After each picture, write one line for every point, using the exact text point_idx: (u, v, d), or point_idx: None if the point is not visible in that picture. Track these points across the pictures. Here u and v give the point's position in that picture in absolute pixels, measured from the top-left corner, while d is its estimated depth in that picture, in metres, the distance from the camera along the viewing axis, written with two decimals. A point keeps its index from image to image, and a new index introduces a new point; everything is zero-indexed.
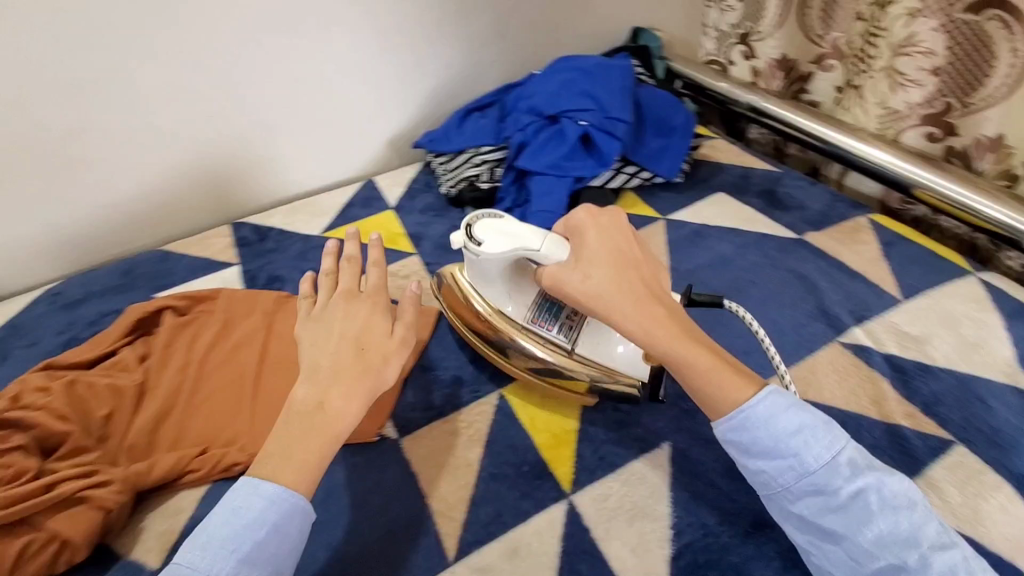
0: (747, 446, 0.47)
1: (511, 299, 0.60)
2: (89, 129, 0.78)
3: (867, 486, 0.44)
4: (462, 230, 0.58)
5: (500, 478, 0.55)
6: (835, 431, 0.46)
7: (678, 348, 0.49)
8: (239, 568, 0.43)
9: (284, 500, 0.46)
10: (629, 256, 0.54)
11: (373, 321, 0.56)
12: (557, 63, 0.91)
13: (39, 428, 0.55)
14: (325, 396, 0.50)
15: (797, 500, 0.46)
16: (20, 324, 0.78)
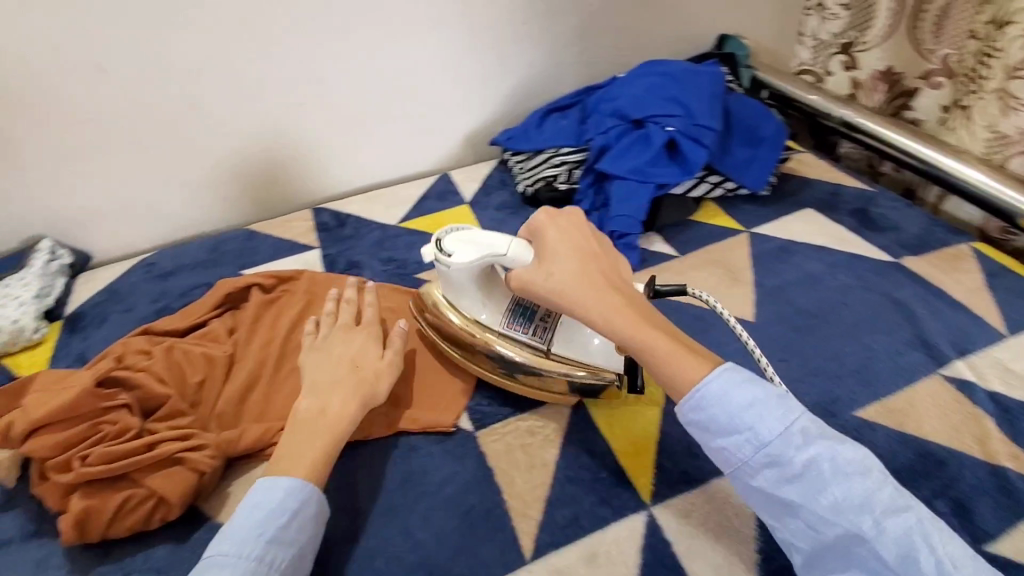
0: (707, 425, 0.47)
1: (485, 307, 0.59)
2: (195, 109, 0.83)
3: (820, 454, 0.44)
4: (433, 243, 0.58)
5: (577, 481, 0.54)
6: (788, 403, 0.46)
7: (642, 334, 0.49)
8: (267, 549, 0.46)
9: (301, 489, 0.49)
10: (588, 250, 0.54)
11: (364, 348, 0.60)
12: (642, 67, 0.89)
13: (141, 389, 0.58)
14: (325, 402, 0.55)
15: (756, 474, 0.46)
16: (117, 290, 0.82)
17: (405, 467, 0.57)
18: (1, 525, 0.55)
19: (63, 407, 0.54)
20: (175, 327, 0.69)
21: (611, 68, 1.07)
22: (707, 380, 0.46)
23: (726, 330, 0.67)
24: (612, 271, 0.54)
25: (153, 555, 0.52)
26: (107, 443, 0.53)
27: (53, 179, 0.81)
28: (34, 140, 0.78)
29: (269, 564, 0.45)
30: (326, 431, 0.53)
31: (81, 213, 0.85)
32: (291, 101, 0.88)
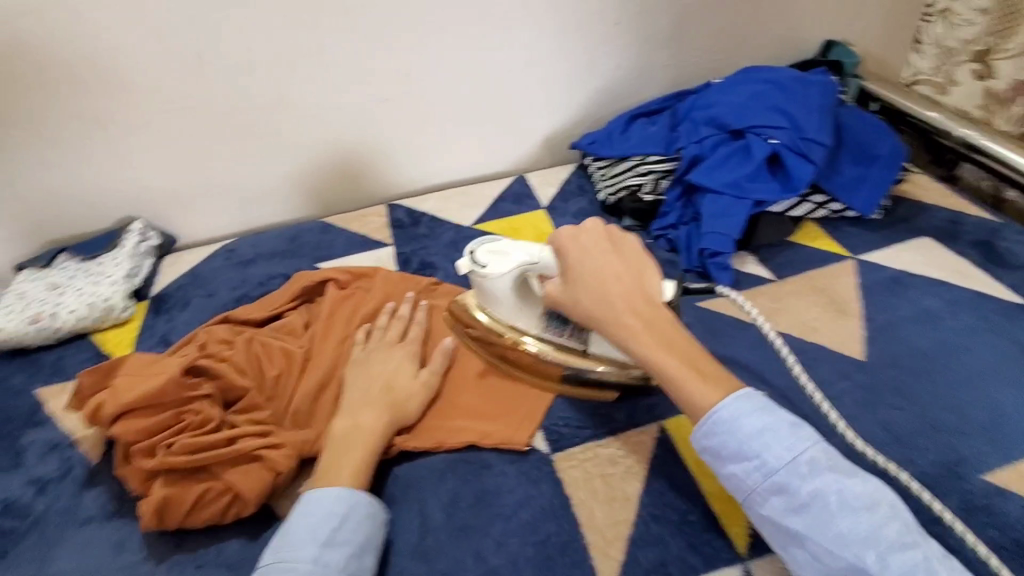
0: (717, 451, 0.45)
1: (522, 316, 0.59)
2: (283, 101, 0.84)
3: (827, 485, 0.42)
4: (467, 256, 0.59)
5: (662, 522, 0.50)
6: (802, 432, 0.44)
7: (654, 360, 0.48)
8: (321, 552, 0.44)
9: (349, 491, 0.48)
10: (608, 270, 0.51)
11: (401, 367, 0.60)
12: (741, 74, 0.84)
13: (223, 379, 0.58)
14: (357, 417, 0.54)
15: (763, 502, 0.43)
16: (199, 274, 0.84)
17: (478, 485, 0.54)
18: (86, 501, 0.57)
19: (150, 393, 0.54)
20: (253, 317, 0.69)
21: (703, 72, 1.01)
22: (714, 408, 0.45)
23: (831, 367, 0.61)
24: (635, 289, 0.51)
25: (225, 550, 0.52)
26: (190, 433, 0.54)
27: (149, 162, 0.84)
28: (135, 123, 0.80)
29: (326, 568, 0.44)
30: (363, 443, 0.52)
31: (172, 197, 0.88)
32: (375, 97, 0.87)
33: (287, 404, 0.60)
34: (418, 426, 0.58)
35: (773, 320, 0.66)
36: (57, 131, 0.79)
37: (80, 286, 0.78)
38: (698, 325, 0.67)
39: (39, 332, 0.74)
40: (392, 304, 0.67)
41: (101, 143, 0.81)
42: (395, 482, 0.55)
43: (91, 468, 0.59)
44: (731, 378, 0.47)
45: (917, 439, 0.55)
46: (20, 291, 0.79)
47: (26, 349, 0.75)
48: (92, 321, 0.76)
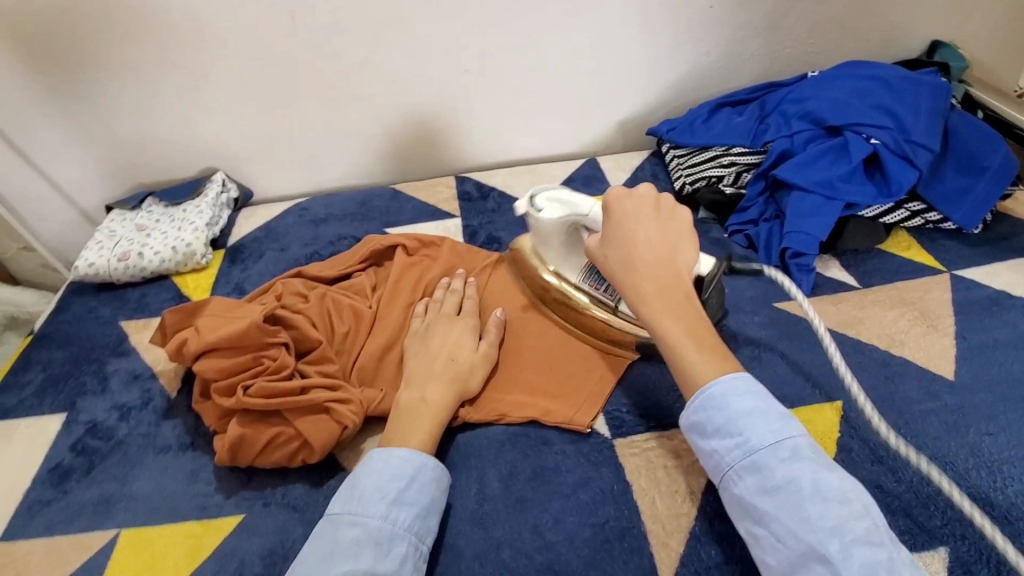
0: (702, 426, 0.45)
1: (567, 263, 0.63)
2: (365, 65, 0.84)
3: (803, 472, 0.41)
4: (525, 199, 0.62)
5: (726, 520, 0.49)
6: (789, 421, 0.43)
7: (655, 323, 0.47)
8: (389, 510, 0.45)
9: (417, 455, 0.49)
10: (642, 234, 0.51)
11: (460, 339, 0.59)
12: (843, 68, 0.80)
13: (298, 331, 0.60)
14: (425, 390, 0.54)
15: (738, 481, 0.43)
16: (273, 229, 0.87)
17: (537, 461, 0.54)
18: (164, 431, 0.60)
19: (233, 335, 0.56)
20: (325, 275, 0.71)
21: (793, 65, 0.96)
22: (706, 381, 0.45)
23: (917, 385, 0.57)
24: (664, 258, 0.50)
25: (290, 492, 0.54)
26: (266, 377, 0.56)
27: (234, 115, 0.87)
28: (225, 76, 0.83)
29: (393, 526, 0.45)
30: (429, 417, 0.52)
31: (253, 152, 0.91)
32: (454, 67, 0.87)
33: (355, 362, 0.62)
34: (482, 396, 0.58)
35: (856, 329, 0.63)
36: (155, 79, 0.82)
37: (165, 230, 0.81)
38: (773, 325, 0.64)
39: (126, 270, 0.78)
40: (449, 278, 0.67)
41: (192, 92, 0.83)
42: (457, 449, 0.56)
43: (169, 401, 0.63)
44: (729, 362, 0.46)
45: (1013, 469, 0.50)
46: (110, 229, 0.84)
47: (114, 284, 0.80)
48: (174, 264, 0.79)
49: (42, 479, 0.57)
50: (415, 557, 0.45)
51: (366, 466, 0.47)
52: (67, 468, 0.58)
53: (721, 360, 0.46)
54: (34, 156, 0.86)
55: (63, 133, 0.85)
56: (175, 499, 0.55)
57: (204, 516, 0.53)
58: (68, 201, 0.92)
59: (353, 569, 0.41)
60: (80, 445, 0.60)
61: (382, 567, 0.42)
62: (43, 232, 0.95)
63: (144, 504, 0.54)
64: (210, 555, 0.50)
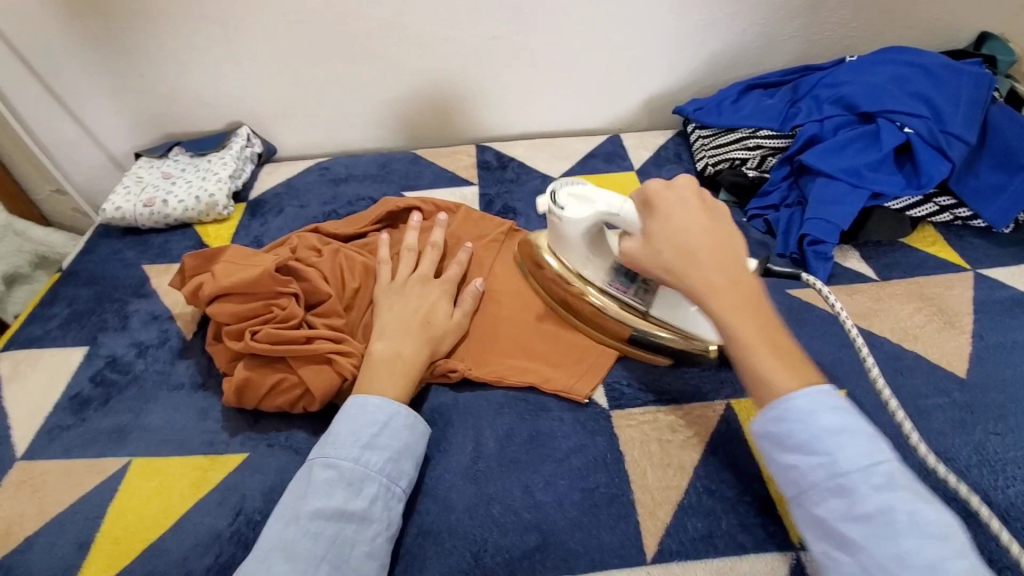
0: (779, 436, 0.39)
1: (591, 266, 0.59)
2: (392, 28, 0.84)
3: (898, 502, 0.35)
4: (548, 195, 0.61)
5: (716, 496, 0.49)
6: (883, 442, 0.38)
7: (730, 325, 0.42)
8: (361, 453, 0.47)
9: (389, 403, 0.50)
10: (694, 224, 0.46)
11: (436, 303, 0.60)
12: (885, 52, 0.76)
13: (309, 283, 0.61)
14: (395, 346, 0.55)
15: (819, 502, 0.37)
16: (295, 186, 0.88)
17: (534, 425, 0.55)
18: (179, 370, 0.62)
19: (247, 281, 0.58)
20: (341, 232, 0.72)
21: (832, 49, 0.93)
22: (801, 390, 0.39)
23: (926, 380, 0.56)
24: (725, 249, 0.45)
25: (293, 436, 0.56)
26: (274, 325, 0.57)
27: (259, 69, 0.87)
28: (252, 27, 0.83)
29: (365, 468, 0.47)
30: (401, 372, 0.53)
31: (276, 108, 0.92)
32: (481, 33, 0.86)
33: (362, 317, 0.63)
34: (481, 356, 0.60)
35: (869, 320, 0.62)
36: (185, 27, 0.82)
37: (190, 180, 0.83)
38: (784, 311, 0.63)
39: (151, 216, 0.80)
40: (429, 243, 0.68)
41: (219, 41, 0.84)
42: (458, 407, 0.57)
43: (185, 342, 0.65)
44: (808, 368, 0.41)
45: (1017, 469, 0.49)
46: (138, 175, 0.86)
47: (138, 229, 0.82)
48: (197, 213, 0.81)
49: (63, 405, 0.60)
50: (388, 497, 0.47)
51: (345, 415, 0.49)
52: (86, 397, 0.61)
53: (803, 361, 0.41)
54: (70, 102, 0.89)
55: (93, 77, 0.86)
56: (185, 434, 0.57)
57: (211, 451, 0.55)
58: (100, 147, 0.95)
59: (325, 507, 0.44)
60: (99, 377, 0.62)
61: (352, 505, 0.45)
62: (74, 175, 0.98)
63: (156, 435, 0.57)
64: (214, 487, 0.53)
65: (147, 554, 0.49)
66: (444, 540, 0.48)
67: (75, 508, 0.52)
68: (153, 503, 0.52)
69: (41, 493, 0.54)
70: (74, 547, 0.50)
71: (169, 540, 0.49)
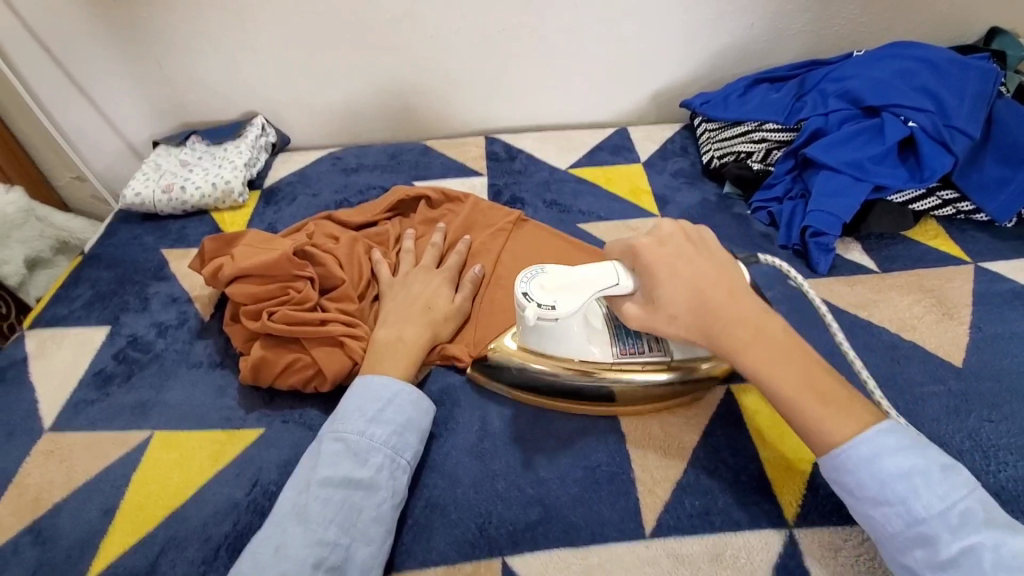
0: (851, 488, 0.42)
1: (594, 346, 0.53)
2: (404, 21, 0.86)
3: (982, 541, 0.37)
4: (524, 304, 0.50)
5: (714, 475, 0.51)
6: (954, 478, 0.40)
7: (768, 382, 0.43)
8: (367, 426, 0.50)
9: (393, 381, 0.53)
10: (701, 278, 0.46)
11: (437, 290, 0.62)
12: (892, 46, 0.77)
13: (323, 268, 0.64)
14: (400, 332, 0.58)
15: (904, 551, 0.40)
16: (308, 174, 0.90)
17: (538, 406, 0.57)
18: (196, 349, 0.65)
19: (264, 264, 0.60)
20: (353, 220, 0.74)
21: (840, 44, 0.93)
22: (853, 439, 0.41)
23: (922, 367, 0.57)
24: (737, 296, 0.45)
25: (307, 413, 0.58)
26: (290, 307, 0.59)
27: (276, 59, 0.89)
28: (268, 18, 0.85)
29: (370, 440, 0.49)
30: (405, 355, 0.56)
31: (292, 99, 0.94)
32: (491, 25, 0.87)
33: (373, 302, 0.65)
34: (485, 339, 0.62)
35: (868, 310, 0.63)
36: (202, 17, 0.84)
37: (206, 167, 0.86)
38: (785, 300, 0.65)
39: (169, 202, 0.83)
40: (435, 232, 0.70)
41: (235, 30, 0.86)
42: (464, 388, 0.59)
43: (203, 322, 0.67)
44: (855, 403, 0.42)
45: (1008, 455, 0.51)
46: (156, 163, 0.89)
47: (157, 215, 0.85)
48: (213, 200, 0.83)
49: (87, 381, 0.63)
50: (393, 468, 0.49)
51: (353, 397, 0.52)
52: (110, 374, 0.63)
53: (849, 402, 0.42)
54: (92, 91, 0.91)
55: (114, 65, 0.89)
56: (204, 409, 0.59)
57: (229, 427, 0.58)
58: (119, 134, 0.97)
59: (332, 475, 0.46)
60: (122, 355, 0.65)
61: (358, 474, 0.47)
62: (95, 163, 1.00)
63: (176, 410, 0.60)
64: (231, 460, 0.55)
65: (168, 521, 0.51)
66: (451, 513, 0.50)
67: (101, 477, 0.55)
68: (174, 473, 0.54)
69: (69, 463, 0.56)
70: (100, 513, 0.52)
71: (190, 508, 0.52)
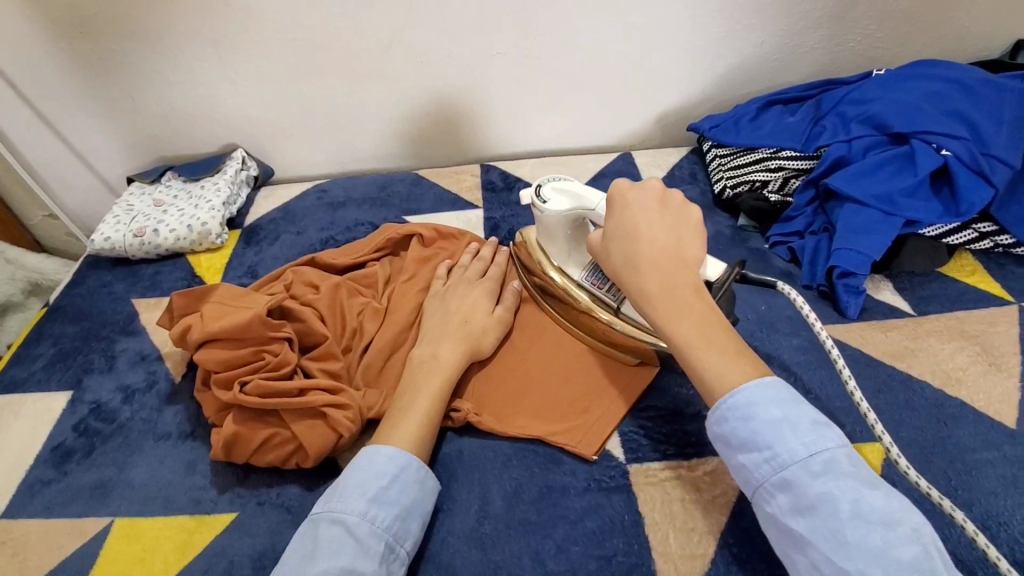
0: (727, 437, 0.40)
1: (570, 260, 0.58)
2: (394, 46, 0.80)
3: (840, 491, 0.36)
4: (532, 187, 0.58)
5: (746, 567, 0.45)
6: (826, 431, 0.38)
7: (666, 328, 0.42)
8: (369, 508, 0.43)
9: (400, 453, 0.47)
10: (646, 228, 0.45)
11: (476, 304, 0.59)
12: (918, 65, 0.71)
13: (303, 324, 0.58)
14: (436, 349, 0.55)
15: (768, 499, 0.38)
16: (291, 211, 0.84)
17: (544, 480, 0.51)
18: (165, 418, 0.59)
19: (235, 327, 0.54)
20: (337, 263, 0.68)
21: (855, 60, 0.88)
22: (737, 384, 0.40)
23: (973, 431, 0.51)
24: (673, 255, 0.44)
25: (285, 492, 0.52)
26: (265, 374, 0.53)
27: (256, 88, 0.83)
28: (248, 46, 0.79)
29: (372, 525, 0.43)
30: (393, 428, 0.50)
31: (274, 129, 0.88)
32: (486, 48, 0.81)
33: (361, 358, 0.59)
34: (488, 402, 0.56)
35: (907, 361, 0.57)
36: (175, 46, 0.79)
37: (182, 208, 0.80)
38: (813, 350, 0.59)
39: (141, 246, 0.77)
40: (475, 246, 0.67)
41: (212, 60, 0.80)
42: (461, 459, 0.53)
43: (174, 385, 0.61)
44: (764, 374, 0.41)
45: None
46: (128, 203, 0.83)
47: (129, 259, 0.79)
48: (189, 242, 0.77)
49: (44, 457, 0.57)
50: (391, 560, 0.43)
51: (356, 464, 0.46)
52: (69, 449, 0.57)
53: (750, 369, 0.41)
54: (62, 126, 0.86)
55: (84, 98, 0.83)
56: (171, 490, 0.53)
57: (198, 511, 0.51)
58: (91, 170, 0.91)
59: (331, 568, 0.40)
60: (83, 426, 0.59)
61: (360, 567, 0.41)
62: (67, 200, 0.94)
63: (140, 492, 0.53)
64: (200, 553, 0.49)
65: None
66: None
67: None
68: (134, 571, 0.48)
69: (18, 558, 0.50)
70: None
71: None
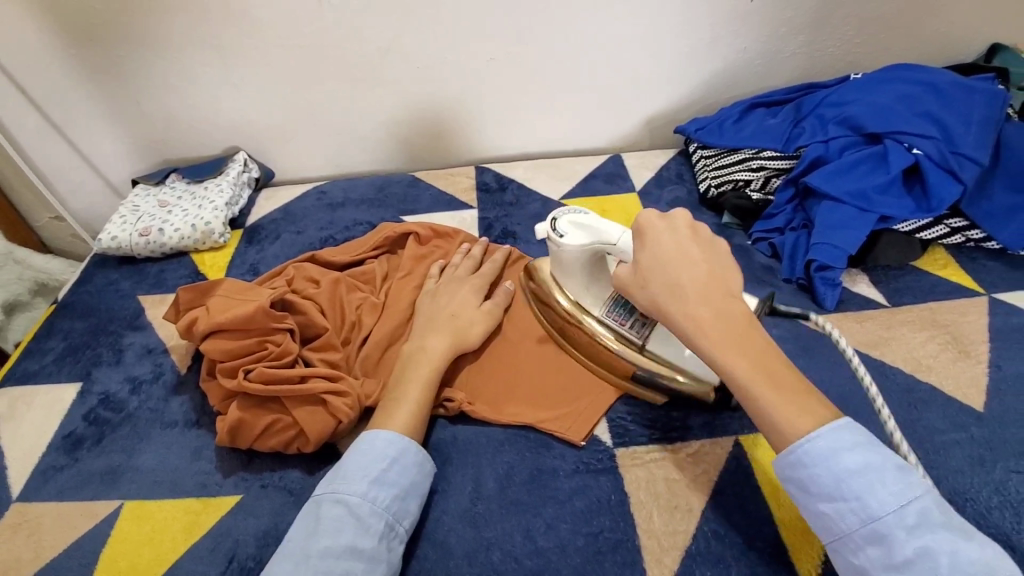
0: (803, 482, 0.40)
1: (588, 294, 0.57)
2: (391, 52, 0.83)
3: (937, 545, 0.36)
4: (546, 221, 0.57)
5: (726, 541, 0.47)
6: (911, 478, 0.38)
7: (724, 363, 0.41)
8: (370, 489, 0.46)
9: (399, 438, 0.49)
10: (683, 258, 0.43)
11: (468, 299, 0.62)
12: (892, 69, 0.75)
13: (304, 317, 0.60)
14: (426, 340, 0.57)
15: (857, 551, 0.38)
16: (292, 211, 0.87)
17: (535, 463, 0.54)
18: (171, 407, 0.61)
19: (240, 318, 0.57)
20: (337, 260, 0.70)
21: (836, 65, 0.91)
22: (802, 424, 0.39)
23: (942, 413, 0.54)
24: (716, 285, 0.42)
25: (288, 475, 0.54)
26: (268, 363, 0.56)
27: (258, 93, 0.86)
28: (250, 52, 0.82)
29: (373, 505, 0.45)
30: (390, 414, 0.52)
31: (275, 133, 0.91)
32: (480, 54, 0.85)
33: (359, 349, 0.62)
34: (480, 390, 0.58)
35: (881, 349, 0.60)
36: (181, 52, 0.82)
37: (186, 208, 0.82)
38: (792, 340, 0.61)
39: (147, 245, 0.79)
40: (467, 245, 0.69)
41: (215, 66, 0.83)
42: (455, 444, 0.55)
43: (180, 376, 0.64)
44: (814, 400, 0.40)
45: None
46: (134, 204, 0.85)
47: (134, 258, 0.81)
48: (193, 241, 0.80)
49: (55, 445, 0.59)
50: (391, 538, 0.45)
51: (358, 449, 0.48)
52: (79, 437, 0.60)
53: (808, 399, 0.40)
54: (70, 130, 0.88)
55: (92, 103, 0.86)
56: (178, 475, 0.55)
57: (205, 494, 0.54)
58: (98, 173, 0.94)
59: (334, 544, 0.42)
60: (93, 415, 0.61)
61: (361, 543, 0.43)
62: (74, 202, 0.97)
63: (149, 477, 0.56)
64: (207, 532, 0.51)
65: None
66: None
67: (67, 555, 0.51)
68: (144, 550, 0.50)
69: (33, 539, 0.52)
70: None
71: None
